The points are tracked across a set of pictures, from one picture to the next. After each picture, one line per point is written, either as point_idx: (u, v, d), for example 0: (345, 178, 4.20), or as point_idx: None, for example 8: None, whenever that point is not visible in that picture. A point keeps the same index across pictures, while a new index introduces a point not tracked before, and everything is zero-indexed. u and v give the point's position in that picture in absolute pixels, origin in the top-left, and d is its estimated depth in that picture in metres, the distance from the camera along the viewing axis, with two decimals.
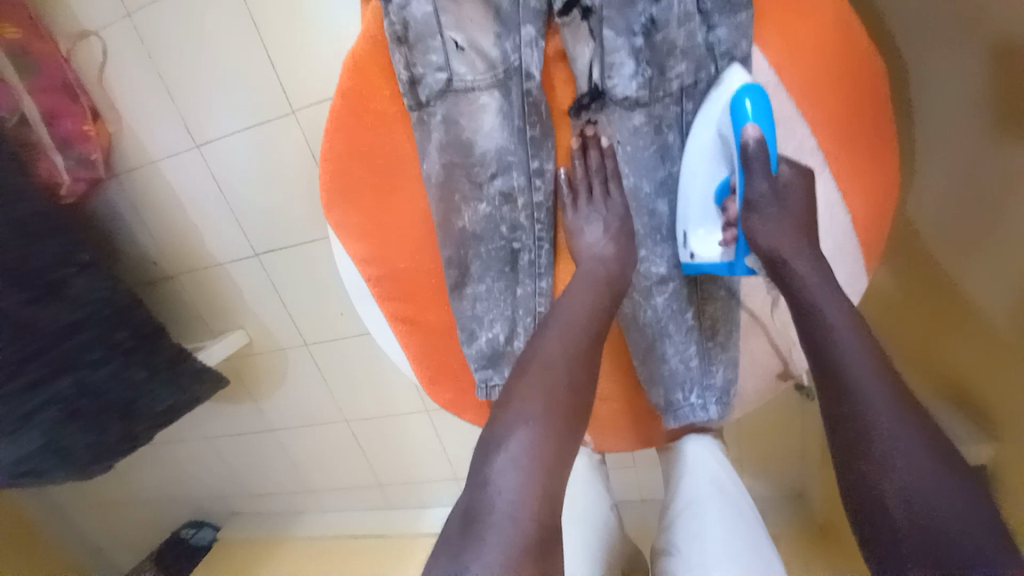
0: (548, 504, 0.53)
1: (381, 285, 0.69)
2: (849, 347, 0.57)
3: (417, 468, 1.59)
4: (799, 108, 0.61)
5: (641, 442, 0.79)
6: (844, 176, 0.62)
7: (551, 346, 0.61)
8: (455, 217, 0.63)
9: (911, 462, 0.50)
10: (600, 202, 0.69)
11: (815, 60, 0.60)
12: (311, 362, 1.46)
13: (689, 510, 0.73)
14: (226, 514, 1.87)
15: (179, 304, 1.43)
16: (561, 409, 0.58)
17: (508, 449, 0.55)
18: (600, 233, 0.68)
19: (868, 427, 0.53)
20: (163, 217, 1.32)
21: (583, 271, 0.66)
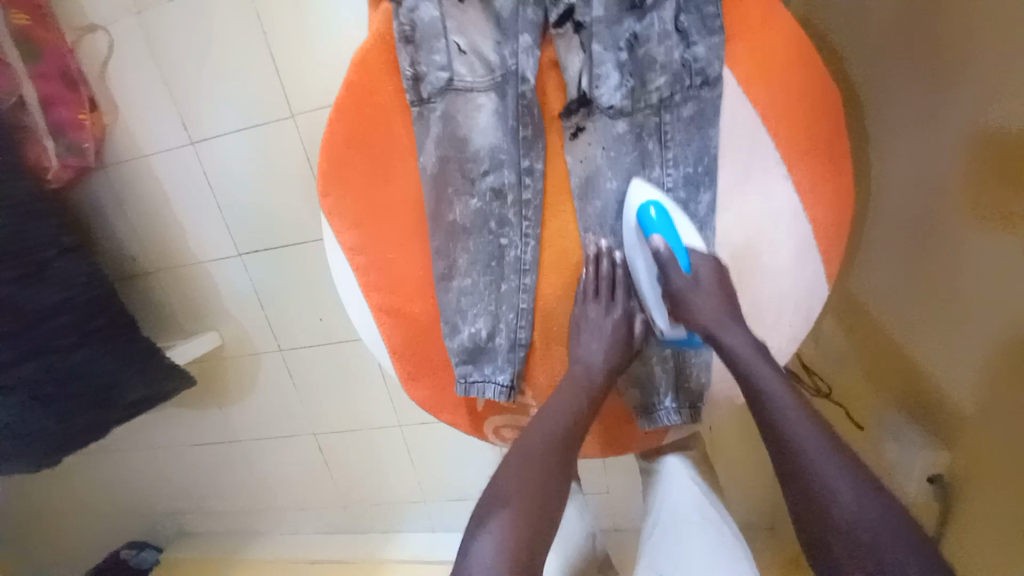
0: (527, 569, 0.55)
1: (369, 275, 0.70)
2: (763, 373, 0.58)
3: (386, 488, 1.53)
4: (773, 137, 0.60)
5: (614, 450, 0.75)
6: (820, 211, 0.61)
7: (533, 444, 0.62)
8: (447, 210, 0.65)
9: (840, 480, 0.51)
10: (602, 305, 0.67)
11: (792, 86, 0.59)
12: (284, 370, 1.42)
13: (671, 530, 0.75)
14: (175, 532, 1.75)
15: (154, 301, 1.40)
16: (539, 494, 0.59)
17: (489, 526, 0.57)
18: (602, 346, 0.66)
19: (791, 448, 0.54)
20: (150, 211, 1.31)
21: (573, 377, 0.66)
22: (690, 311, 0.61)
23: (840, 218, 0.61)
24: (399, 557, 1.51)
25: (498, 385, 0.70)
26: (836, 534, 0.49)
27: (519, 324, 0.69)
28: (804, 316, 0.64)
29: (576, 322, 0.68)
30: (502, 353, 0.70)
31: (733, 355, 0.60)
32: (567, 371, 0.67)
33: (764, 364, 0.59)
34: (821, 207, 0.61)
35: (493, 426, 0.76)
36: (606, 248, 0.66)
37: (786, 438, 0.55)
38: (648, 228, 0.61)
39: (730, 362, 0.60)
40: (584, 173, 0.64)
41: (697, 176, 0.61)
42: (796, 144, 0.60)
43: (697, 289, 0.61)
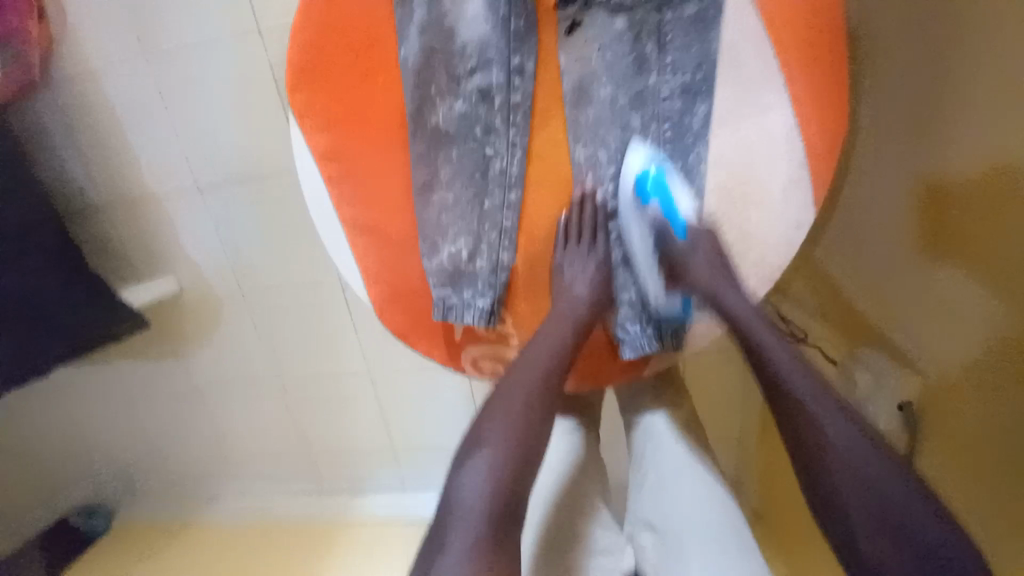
0: (510, 493, 0.56)
1: (340, 186, 0.65)
2: (778, 350, 0.58)
3: (355, 446, 1.49)
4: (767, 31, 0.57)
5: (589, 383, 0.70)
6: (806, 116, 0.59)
7: (515, 380, 0.61)
8: (429, 110, 0.62)
9: (846, 443, 0.54)
10: (586, 244, 0.65)
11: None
12: (249, 320, 1.35)
13: (663, 491, 0.74)
14: (126, 495, 1.65)
15: (106, 242, 1.30)
16: (523, 432, 0.58)
17: (470, 466, 0.57)
18: (587, 286, 0.65)
19: (805, 419, 0.55)
20: (102, 141, 1.20)
21: (555, 313, 0.64)
22: (690, 276, 0.62)
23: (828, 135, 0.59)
24: (367, 517, 1.48)
25: (477, 311, 0.66)
26: (845, 494, 0.54)
27: (501, 245, 0.65)
28: (788, 240, 0.62)
29: (558, 264, 0.66)
30: (483, 277, 0.66)
31: (746, 323, 0.60)
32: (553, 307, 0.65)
33: (769, 330, 0.59)
34: (815, 123, 0.59)
35: (470, 357, 0.73)
36: (590, 190, 0.64)
37: (807, 418, 0.55)
38: (645, 197, 0.63)
39: (732, 323, 0.61)
40: (576, 78, 0.60)
41: (694, 85, 0.59)
42: (796, 51, 0.57)
43: (694, 253, 0.62)
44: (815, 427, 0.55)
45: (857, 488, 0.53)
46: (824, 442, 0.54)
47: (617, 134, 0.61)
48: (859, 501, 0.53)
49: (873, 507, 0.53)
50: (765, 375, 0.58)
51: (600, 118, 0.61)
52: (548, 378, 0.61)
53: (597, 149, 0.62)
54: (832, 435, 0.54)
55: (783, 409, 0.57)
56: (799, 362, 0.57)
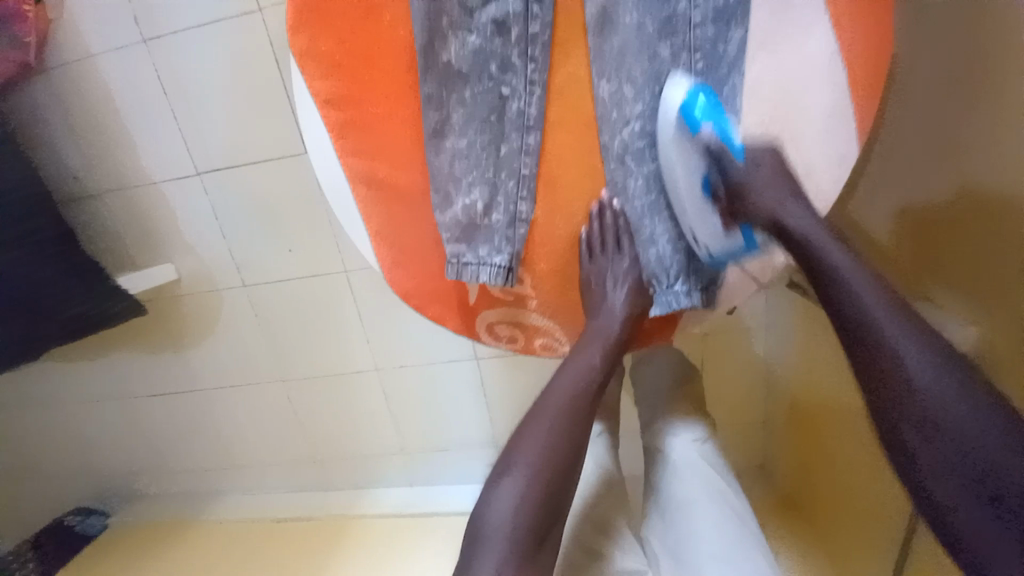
0: (542, 514, 0.52)
1: (344, 136, 0.61)
2: (854, 287, 0.51)
3: (360, 440, 1.43)
4: None
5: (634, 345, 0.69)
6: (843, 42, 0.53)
7: (554, 396, 0.58)
8: (440, 47, 0.56)
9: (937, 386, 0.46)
10: (614, 253, 0.63)
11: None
12: (248, 308, 1.30)
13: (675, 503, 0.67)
14: (126, 495, 1.60)
15: (100, 230, 1.25)
16: (556, 455, 0.54)
17: (501, 490, 0.53)
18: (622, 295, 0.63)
19: (882, 359, 0.49)
20: (95, 122, 1.16)
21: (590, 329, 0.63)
22: (750, 198, 0.55)
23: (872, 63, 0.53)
24: (375, 512, 1.41)
25: (493, 268, 0.62)
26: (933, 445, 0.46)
27: (519, 194, 0.60)
28: (830, 182, 0.56)
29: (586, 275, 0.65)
30: (500, 230, 0.61)
31: (819, 249, 0.53)
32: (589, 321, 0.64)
33: (857, 276, 0.51)
34: (852, 50, 0.53)
35: (486, 323, 0.68)
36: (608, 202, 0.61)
37: (889, 356, 0.48)
38: (695, 123, 0.54)
39: (793, 237, 0.54)
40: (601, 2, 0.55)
41: (728, 10, 0.53)
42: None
43: (757, 169, 0.55)
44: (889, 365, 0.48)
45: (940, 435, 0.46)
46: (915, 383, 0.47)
47: (643, 66, 0.56)
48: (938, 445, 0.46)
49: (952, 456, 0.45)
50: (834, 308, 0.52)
51: (626, 48, 0.55)
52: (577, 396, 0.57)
53: (624, 85, 0.56)
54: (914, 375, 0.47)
55: (867, 360, 0.50)
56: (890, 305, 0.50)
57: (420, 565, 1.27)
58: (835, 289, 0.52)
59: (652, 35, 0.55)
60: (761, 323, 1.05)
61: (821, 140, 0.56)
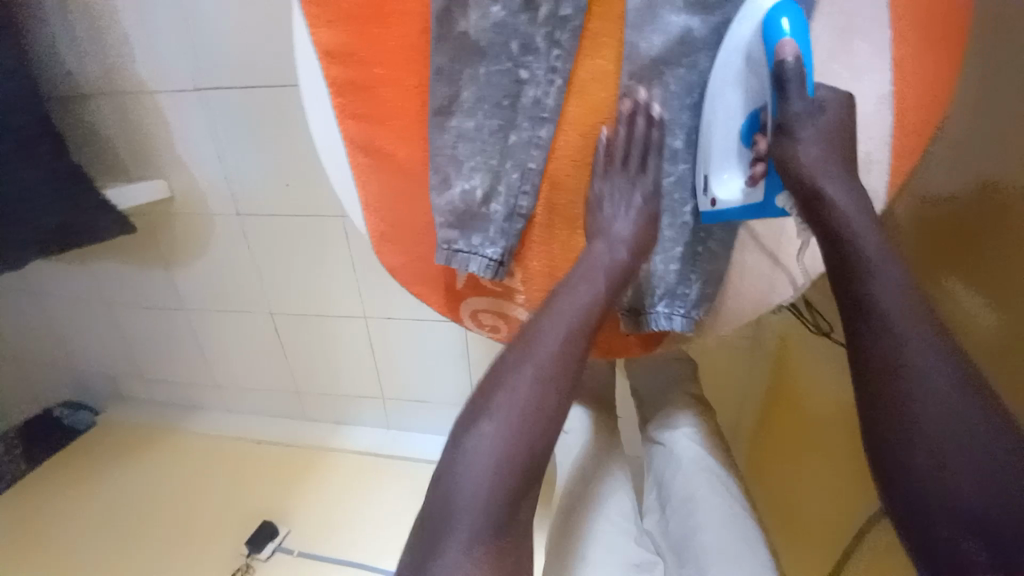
0: None
1: (345, 94, 0.56)
2: (885, 279, 0.45)
3: (342, 380, 1.46)
4: None
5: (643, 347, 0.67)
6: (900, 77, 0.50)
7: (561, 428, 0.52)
8: (458, 16, 0.51)
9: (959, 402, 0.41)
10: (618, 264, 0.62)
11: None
12: (241, 237, 1.27)
13: (685, 507, 0.68)
14: (113, 395, 1.66)
15: (90, 132, 1.19)
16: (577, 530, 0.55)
17: (470, 448, 0.49)
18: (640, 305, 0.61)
19: (908, 382, 0.43)
20: (87, 11, 1.06)
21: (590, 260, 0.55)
22: (791, 145, 0.48)
23: (923, 103, 0.50)
24: (347, 449, 1.48)
25: (484, 260, 0.59)
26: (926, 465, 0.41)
27: (522, 189, 0.57)
28: None
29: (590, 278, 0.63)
30: (496, 223, 0.59)
31: (839, 215, 0.47)
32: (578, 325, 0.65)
33: (887, 261, 0.45)
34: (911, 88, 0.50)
35: (471, 309, 0.67)
36: None
37: (911, 376, 0.43)
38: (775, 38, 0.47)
39: (821, 212, 0.48)
40: None
41: None
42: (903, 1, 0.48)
43: (817, 113, 0.48)
44: (918, 394, 0.42)
45: (915, 429, 0.42)
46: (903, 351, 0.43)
47: (680, 73, 0.53)
48: (918, 427, 0.42)
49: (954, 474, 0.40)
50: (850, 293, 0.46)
51: (664, 49, 0.51)
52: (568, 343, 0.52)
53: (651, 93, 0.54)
54: (945, 394, 0.42)
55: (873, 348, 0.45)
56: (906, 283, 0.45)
57: (384, 504, 1.35)
58: (862, 287, 0.45)
59: (694, 36, 0.51)
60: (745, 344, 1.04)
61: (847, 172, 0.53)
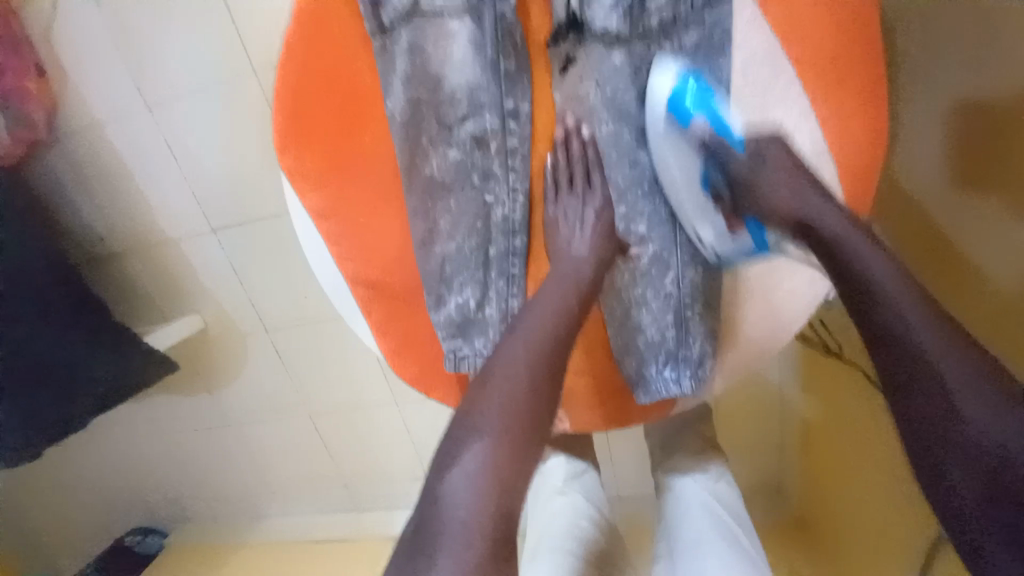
0: None
1: (339, 243, 0.62)
2: (899, 301, 0.47)
3: (386, 465, 1.50)
4: (783, 45, 0.53)
5: (657, 411, 0.69)
6: (834, 136, 0.55)
7: None
8: (422, 163, 0.59)
9: (996, 415, 0.41)
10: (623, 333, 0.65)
11: (815, 8, 0.52)
12: (272, 351, 1.36)
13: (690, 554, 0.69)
14: (176, 517, 1.73)
15: (127, 285, 1.31)
16: None
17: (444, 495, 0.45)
18: (647, 374, 0.64)
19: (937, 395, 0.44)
20: (110, 186, 1.20)
21: (560, 269, 0.58)
22: (757, 197, 0.56)
23: (864, 157, 0.55)
24: None
25: None
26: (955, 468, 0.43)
27: (509, 291, 0.62)
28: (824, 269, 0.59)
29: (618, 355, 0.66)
30: (493, 323, 0.62)
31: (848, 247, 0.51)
32: (594, 402, 0.69)
33: (895, 281, 0.48)
34: (849, 146, 0.55)
35: None
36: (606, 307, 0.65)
37: (946, 406, 0.44)
38: (686, 116, 0.56)
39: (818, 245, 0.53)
40: (574, 117, 0.59)
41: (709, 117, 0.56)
42: (816, 74, 0.54)
43: (761, 164, 0.55)
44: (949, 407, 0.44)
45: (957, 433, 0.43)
46: (925, 360, 0.45)
47: (626, 171, 0.61)
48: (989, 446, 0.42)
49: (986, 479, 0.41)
50: (866, 312, 0.49)
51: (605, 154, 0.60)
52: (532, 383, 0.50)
53: (571, 199, 0.61)
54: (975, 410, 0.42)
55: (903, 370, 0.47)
56: (907, 292, 0.47)
57: None
58: (885, 312, 0.48)
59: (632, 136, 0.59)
60: (773, 381, 1.02)
61: None
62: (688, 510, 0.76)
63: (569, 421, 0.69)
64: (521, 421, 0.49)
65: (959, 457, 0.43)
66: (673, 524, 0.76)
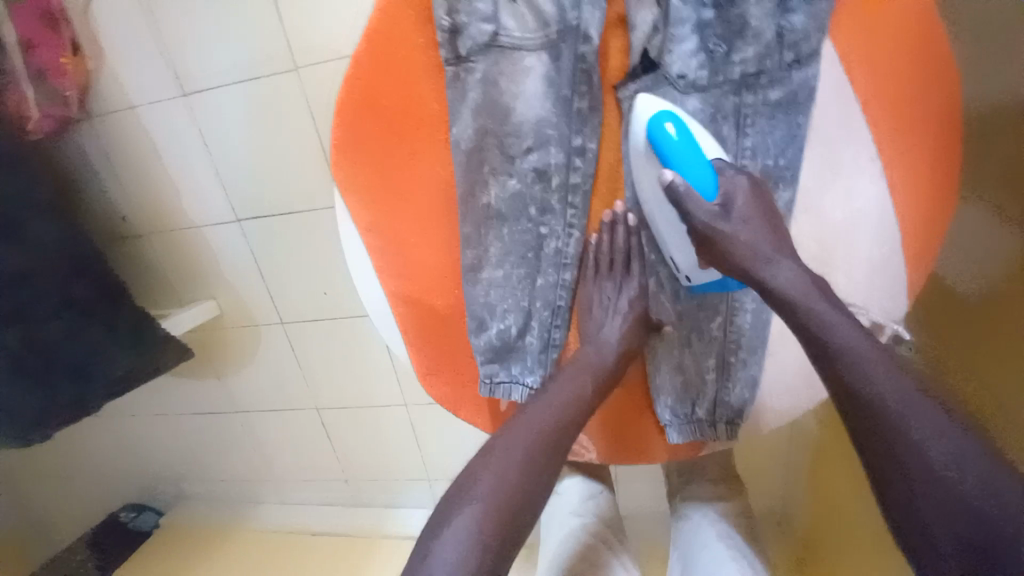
0: None
1: (385, 261, 0.62)
2: (851, 340, 0.50)
3: (389, 464, 1.50)
4: (862, 105, 0.56)
5: (683, 450, 0.68)
6: (901, 196, 0.56)
7: None
8: (480, 191, 0.59)
9: (967, 465, 0.44)
10: (664, 370, 0.64)
11: (892, 73, 0.55)
12: (285, 342, 1.35)
13: None
14: (173, 497, 1.73)
15: (145, 266, 1.30)
16: None
17: (453, 540, 0.48)
18: (681, 413, 0.64)
19: (922, 462, 0.45)
20: (137, 167, 1.19)
21: (584, 356, 0.61)
22: (727, 243, 0.54)
23: (923, 218, 0.57)
24: (400, 533, 1.50)
25: (526, 388, 0.62)
26: (940, 530, 0.44)
27: (553, 323, 0.62)
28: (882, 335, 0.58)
29: (655, 389, 0.65)
30: (532, 353, 0.62)
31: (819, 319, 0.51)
32: (622, 433, 0.68)
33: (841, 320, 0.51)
34: (911, 208, 0.56)
35: None
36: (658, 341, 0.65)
37: (908, 443, 0.46)
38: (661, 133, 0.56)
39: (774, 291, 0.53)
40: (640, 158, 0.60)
41: (776, 171, 0.57)
42: (888, 135, 0.56)
43: (731, 205, 0.54)
44: (936, 471, 0.45)
45: (919, 466, 0.46)
46: (879, 400, 0.47)
47: None
48: (934, 477, 0.45)
49: (950, 523, 0.44)
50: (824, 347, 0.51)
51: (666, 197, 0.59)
52: (538, 444, 0.54)
53: (607, 281, 0.64)
54: (962, 472, 0.44)
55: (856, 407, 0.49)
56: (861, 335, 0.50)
57: None
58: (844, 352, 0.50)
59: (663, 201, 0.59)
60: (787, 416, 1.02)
61: (867, 273, 0.57)
62: (702, 540, 0.76)
63: (595, 451, 0.69)
64: (516, 475, 0.53)
65: (920, 485, 0.45)
66: (686, 554, 0.76)
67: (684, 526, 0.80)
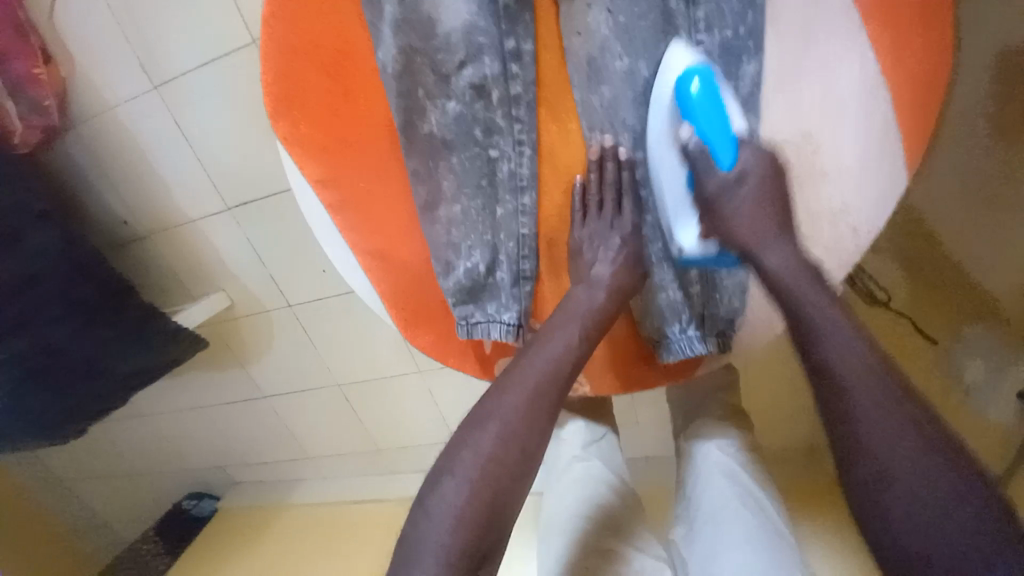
0: None
1: (343, 213, 0.60)
2: (837, 347, 0.49)
3: (414, 432, 1.53)
4: None
5: (678, 374, 0.65)
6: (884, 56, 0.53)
7: None
8: (420, 118, 0.57)
9: (940, 481, 0.42)
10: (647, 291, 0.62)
11: None
12: (296, 325, 1.38)
13: (709, 520, 0.68)
14: (223, 482, 1.83)
15: (153, 266, 1.34)
16: None
17: (430, 504, 0.49)
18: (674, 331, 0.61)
19: (892, 477, 0.44)
20: (126, 168, 1.21)
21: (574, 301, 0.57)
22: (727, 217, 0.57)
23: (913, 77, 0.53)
24: None
25: (503, 326, 0.60)
26: (897, 525, 0.43)
27: (521, 254, 0.60)
28: (872, 214, 0.56)
29: (640, 311, 0.63)
30: (506, 288, 0.60)
31: (818, 330, 0.50)
32: (613, 364, 0.66)
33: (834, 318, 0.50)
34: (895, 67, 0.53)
35: None
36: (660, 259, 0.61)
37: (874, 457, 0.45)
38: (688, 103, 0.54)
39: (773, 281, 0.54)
40: (586, 54, 0.57)
41: (737, 43, 0.55)
42: None
43: (737, 185, 0.55)
44: (895, 487, 0.43)
45: (883, 481, 0.44)
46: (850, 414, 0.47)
47: (638, 112, 0.58)
48: (903, 494, 0.43)
49: (914, 539, 0.42)
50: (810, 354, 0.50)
51: (619, 94, 0.57)
52: (525, 402, 0.51)
53: (599, 224, 0.60)
54: (930, 486, 0.42)
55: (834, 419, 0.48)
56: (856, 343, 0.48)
57: None
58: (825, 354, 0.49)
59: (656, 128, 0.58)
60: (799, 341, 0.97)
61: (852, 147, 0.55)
62: (706, 472, 0.74)
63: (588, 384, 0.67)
64: (511, 435, 0.50)
65: (882, 500, 0.44)
66: (692, 488, 0.74)
67: (691, 460, 0.78)
